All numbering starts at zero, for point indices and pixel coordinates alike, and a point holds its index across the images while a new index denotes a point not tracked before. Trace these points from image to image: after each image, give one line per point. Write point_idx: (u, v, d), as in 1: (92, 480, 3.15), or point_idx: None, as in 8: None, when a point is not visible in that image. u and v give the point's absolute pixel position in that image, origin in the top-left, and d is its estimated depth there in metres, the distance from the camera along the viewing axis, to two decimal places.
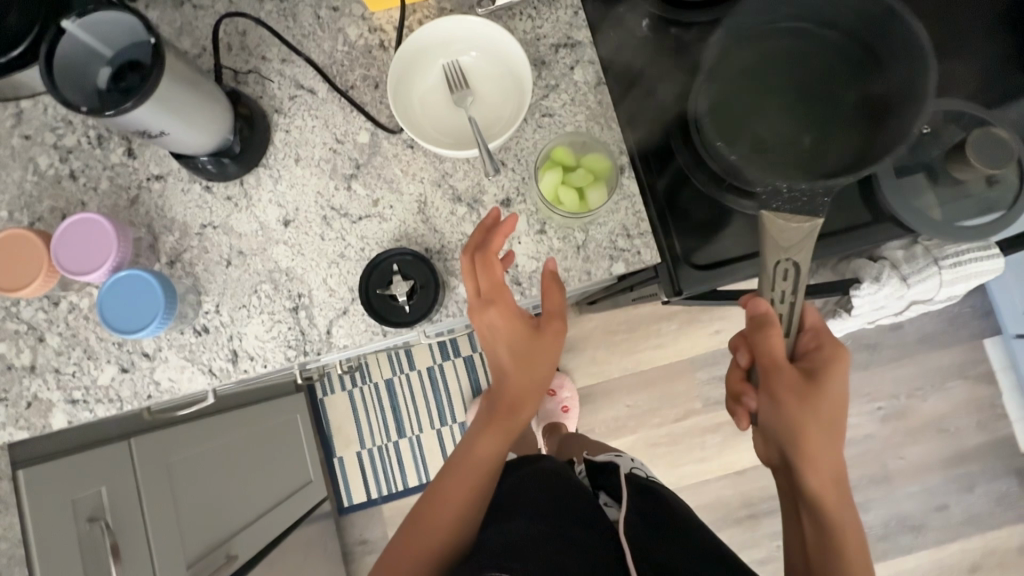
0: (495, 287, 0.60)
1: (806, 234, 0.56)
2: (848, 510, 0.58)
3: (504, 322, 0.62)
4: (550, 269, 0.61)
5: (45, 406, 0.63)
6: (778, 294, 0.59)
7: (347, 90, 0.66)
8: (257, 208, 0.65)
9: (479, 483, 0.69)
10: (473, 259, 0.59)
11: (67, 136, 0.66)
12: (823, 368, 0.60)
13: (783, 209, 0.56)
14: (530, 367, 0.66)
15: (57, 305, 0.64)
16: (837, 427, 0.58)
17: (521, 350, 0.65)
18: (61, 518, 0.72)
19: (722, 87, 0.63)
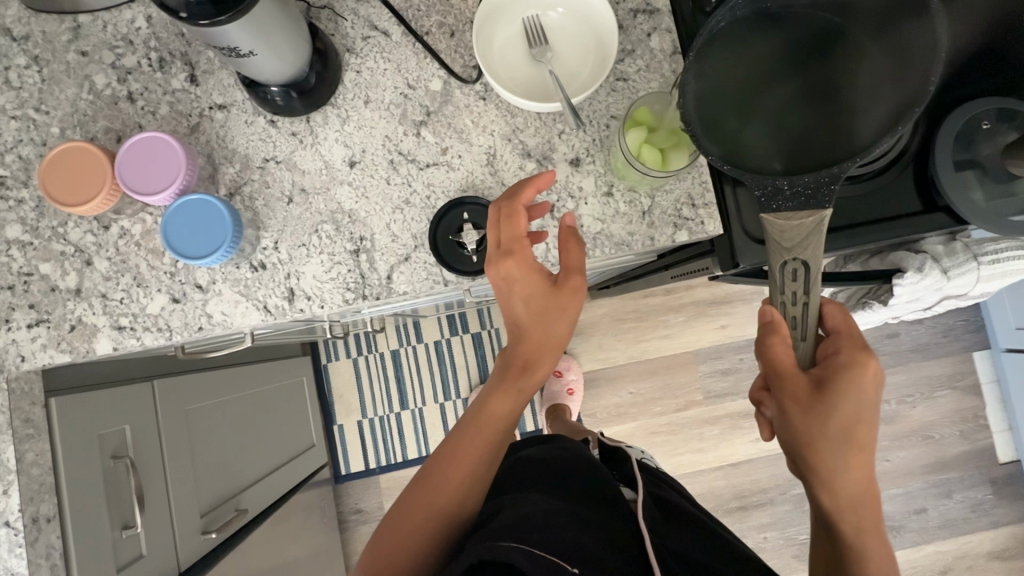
0: (517, 239, 0.57)
1: (810, 231, 0.53)
2: (867, 519, 0.55)
3: (526, 273, 0.58)
4: (568, 224, 0.59)
5: (90, 331, 0.61)
6: (788, 298, 0.56)
7: (422, 35, 0.65)
8: (322, 146, 0.64)
9: (486, 448, 0.64)
10: (502, 208, 0.58)
11: (127, 56, 0.64)
12: (841, 376, 0.55)
13: (786, 206, 0.54)
14: (551, 321, 0.60)
15: (108, 228, 0.62)
16: (850, 442, 0.54)
17: (543, 302, 0.59)
18: (89, 450, 0.70)
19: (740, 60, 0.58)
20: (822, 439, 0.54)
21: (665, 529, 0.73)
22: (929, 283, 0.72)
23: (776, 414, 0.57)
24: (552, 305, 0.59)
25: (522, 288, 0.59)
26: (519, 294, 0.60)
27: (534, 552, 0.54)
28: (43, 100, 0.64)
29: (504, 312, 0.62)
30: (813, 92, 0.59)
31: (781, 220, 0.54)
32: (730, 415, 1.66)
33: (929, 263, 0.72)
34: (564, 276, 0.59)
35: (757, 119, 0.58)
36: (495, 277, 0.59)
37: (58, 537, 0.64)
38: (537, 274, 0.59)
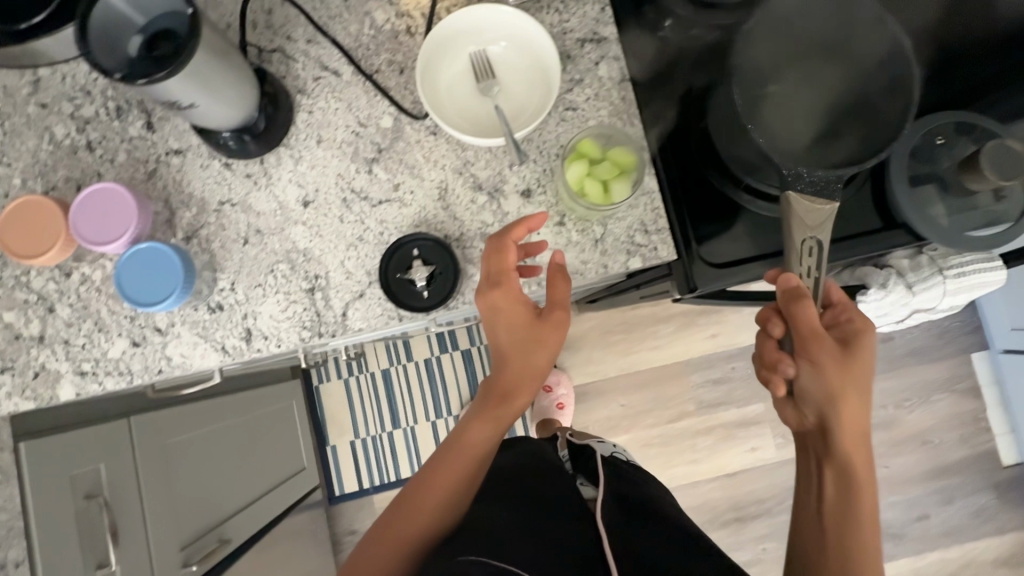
0: (506, 271, 0.61)
1: (828, 216, 0.57)
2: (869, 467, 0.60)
3: (508, 306, 0.61)
4: (556, 262, 0.62)
5: (53, 377, 0.62)
6: (804, 269, 0.59)
7: (372, 74, 0.66)
8: (276, 187, 0.65)
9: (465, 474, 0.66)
10: (498, 242, 0.60)
11: (85, 106, 0.66)
12: (859, 335, 0.60)
13: (805, 190, 0.57)
14: (529, 354, 0.63)
15: (69, 275, 0.63)
16: (865, 394, 0.59)
17: (523, 335, 0.63)
18: (60, 493, 0.71)
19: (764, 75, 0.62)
20: (852, 390, 0.59)
21: (629, 520, 0.74)
22: (893, 299, 0.72)
23: (803, 371, 0.60)
24: (533, 338, 0.62)
25: (502, 320, 0.62)
26: (501, 326, 0.63)
27: (489, 561, 0.59)
28: (5, 152, 0.65)
29: (489, 340, 0.66)
30: (826, 109, 0.62)
31: (807, 201, 0.57)
32: (723, 425, 1.65)
33: (893, 278, 0.71)
34: (548, 309, 0.62)
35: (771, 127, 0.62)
36: (483, 307, 0.61)
37: None
38: (523, 305, 0.62)
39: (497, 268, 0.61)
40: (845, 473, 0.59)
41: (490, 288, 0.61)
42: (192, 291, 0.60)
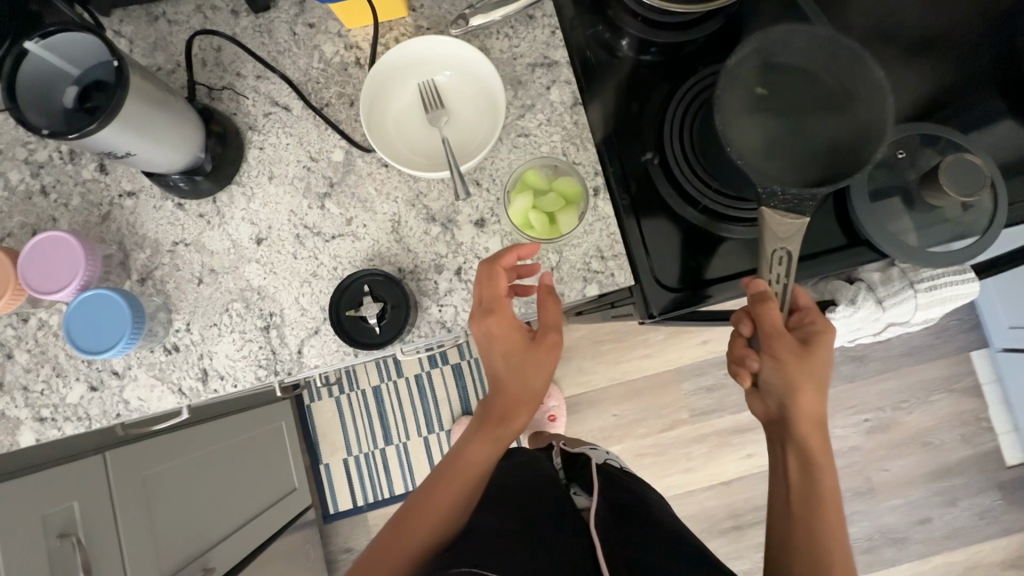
0: (500, 297, 0.60)
1: (798, 231, 0.55)
2: (831, 463, 0.58)
3: (502, 330, 0.60)
4: (546, 283, 0.61)
5: (13, 424, 0.63)
6: (774, 275, 0.58)
7: (322, 107, 0.66)
8: (230, 225, 0.65)
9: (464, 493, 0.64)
10: (490, 267, 0.59)
11: (39, 151, 0.66)
12: (823, 332, 0.59)
13: (778, 207, 0.54)
14: (529, 377, 0.62)
15: (26, 321, 0.64)
16: (824, 390, 0.58)
17: (520, 359, 0.62)
18: (31, 533, 0.71)
19: (734, 86, 0.58)
20: (813, 386, 0.57)
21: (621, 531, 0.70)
22: (864, 315, 0.70)
23: (767, 368, 0.58)
24: (528, 361, 0.61)
25: (496, 343, 0.61)
26: (497, 350, 0.62)
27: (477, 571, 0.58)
28: None
29: (484, 362, 0.65)
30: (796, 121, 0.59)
31: (778, 217, 0.55)
32: (718, 432, 1.63)
33: (863, 294, 0.70)
34: (543, 331, 0.61)
35: (743, 139, 0.58)
36: (476, 332, 0.61)
37: None
38: (518, 329, 0.61)
39: (489, 293, 0.60)
40: (808, 468, 0.58)
41: (484, 315, 0.60)
42: (144, 334, 0.60)
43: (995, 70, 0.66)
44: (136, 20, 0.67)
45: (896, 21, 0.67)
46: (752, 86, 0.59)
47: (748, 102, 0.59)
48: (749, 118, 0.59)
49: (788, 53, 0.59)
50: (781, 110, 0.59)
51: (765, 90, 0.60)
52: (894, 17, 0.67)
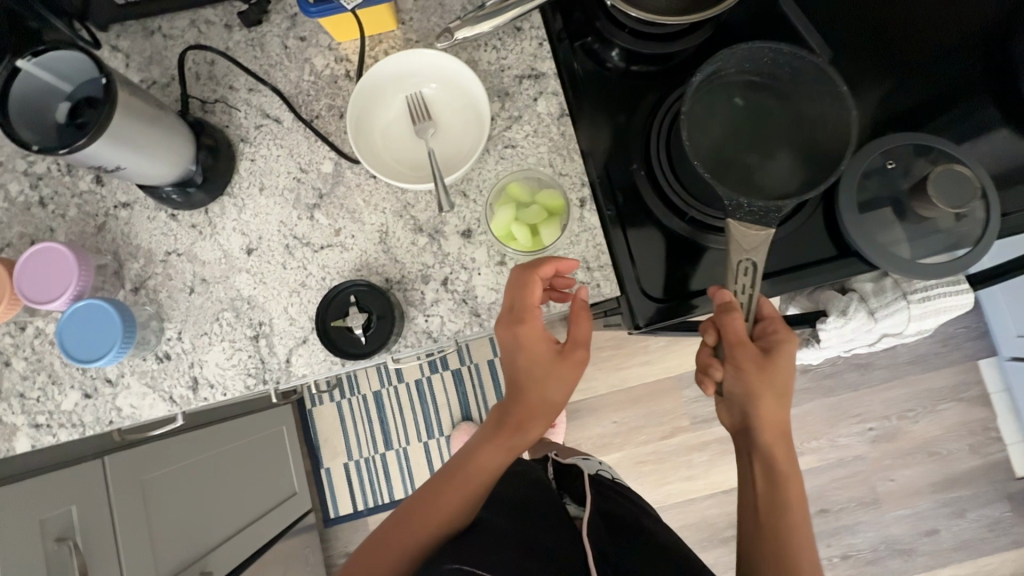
0: (530, 307, 0.60)
1: (764, 242, 0.55)
2: (796, 472, 0.58)
3: (531, 339, 0.61)
4: (581, 298, 0.60)
5: (9, 430, 0.64)
6: (737, 288, 0.57)
7: (313, 120, 0.67)
8: (221, 236, 0.66)
9: (471, 498, 0.64)
10: (523, 275, 0.59)
11: (38, 163, 0.68)
12: (786, 342, 0.58)
13: (745, 219, 0.54)
14: (549, 387, 0.62)
15: (23, 329, 0.65)
16: (786, 401, 0.58)
17: (544, 367, 0.61)
18: (30, 538, 0.73)
19: (701, 106, 0.60)
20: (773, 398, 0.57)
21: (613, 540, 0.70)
22: (855, 326, 0.69)
23: (729, 378, 0.58)
24: (554, 372, 0.61)
25: (518, 349, 0.61)
26: (519, 356, 0.62)
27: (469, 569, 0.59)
28: None
29: (505, 366, 0.64)
30: (770, 135, 0.60)
31: (743, 228, 0.54)
32: (719, 440, 1.61)
33: (854, 305, 0.69)
34: (572, 344, 0.61)
35: (718, 155, 0.59)
36: (505, 338, 0.61)
37: None
38: (547, 339, 0.61)
39: (521, 302, 0.60)
40: (774, 479, 0.57)
41: (514, 323, 0.60)
42: (135, 343, 0.61)
43: (987, 80, 0.65)
44: (132, 35, 0.69)
45: (886, 31, 0.67)
46: (723, 101, 0.60)
47: (721, 119, 0.60)
48: (722, 134, 0.60)
49: (757, 68, 0.60)
50: (754, 125, 0.60)
51: (739, 104, 0.60)
52: (884, 27, 0.67)
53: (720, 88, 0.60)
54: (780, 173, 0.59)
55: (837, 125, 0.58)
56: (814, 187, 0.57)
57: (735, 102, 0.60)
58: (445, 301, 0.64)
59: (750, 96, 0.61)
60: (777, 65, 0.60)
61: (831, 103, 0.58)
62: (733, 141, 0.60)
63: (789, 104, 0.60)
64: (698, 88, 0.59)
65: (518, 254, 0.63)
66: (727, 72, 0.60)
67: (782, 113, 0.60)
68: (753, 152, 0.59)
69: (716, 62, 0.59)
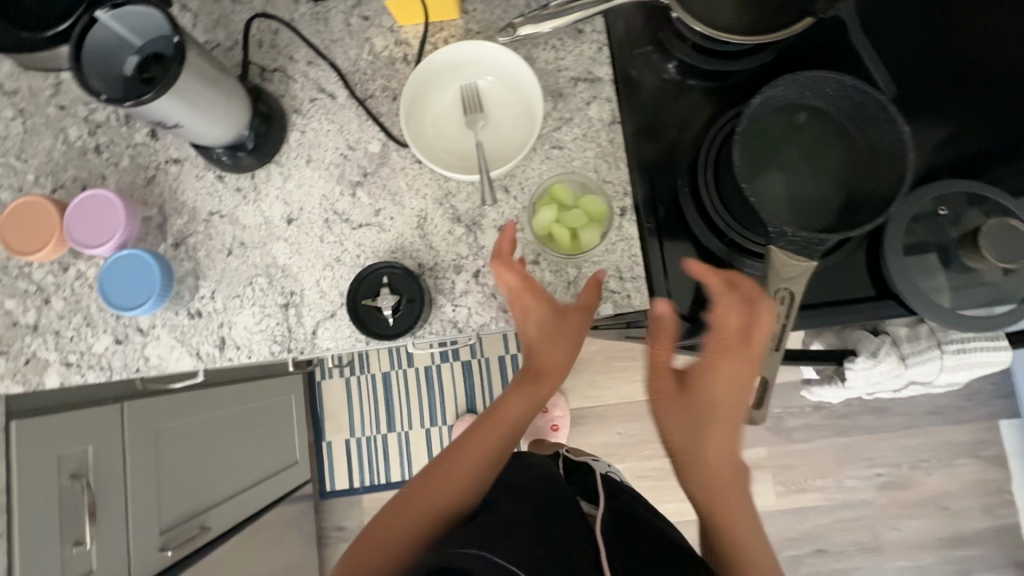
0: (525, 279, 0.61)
1: (804, 273, 0.53)
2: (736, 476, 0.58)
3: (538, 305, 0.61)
4: (594, 278, 0.61)
5: (41, 365, 0.66)
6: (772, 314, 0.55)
7: (366, 99, 0.68)
8: (264, 202, 0.67)
9: (493, 451, 0.64)
10: (507, 258, 0.61)
11: (99, 111, 0.70)
12: (731, 345, 0.56)
13: (787, 248, 0.53)
14: (559, 342, 0.63)
15: (66, 270, 0.67)
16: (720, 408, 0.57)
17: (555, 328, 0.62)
18: (48, 473, 0.75)
19: (753, 129, 0.59)
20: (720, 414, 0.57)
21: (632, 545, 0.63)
22: (884, 370, 0.68)
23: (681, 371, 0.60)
24: (564, 327, 0.62)
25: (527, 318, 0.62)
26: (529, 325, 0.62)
27: (497, 562, 0.52)
28: (23, 149, 0.70)
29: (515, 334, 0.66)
30: (816, 167, 0.59)
31: (785, 257, 0.53)
32: None
33: (886, 348, 0.67)
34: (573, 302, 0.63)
35: (762, 181, 0.59)
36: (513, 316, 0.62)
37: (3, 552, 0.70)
38: (549, 303, 0.62)
39: (514, 278, 0.60)
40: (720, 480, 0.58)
41: (516, 300, 0.61)
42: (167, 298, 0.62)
43: None
44: None
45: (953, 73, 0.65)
46: (776, 127, 0.60)
47: (770, 146, 0.59)
48: (769, 160, 0.59)
49: (815, 96, 0.59)
50: (803, 155, 0.60)
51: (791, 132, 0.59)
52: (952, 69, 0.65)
53: (774, 115, 0.60)
54: (821, 207, 0.58)
55: (888, 167, 0.56)
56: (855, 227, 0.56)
57: (786, 131, 0.60)
58: (473, 293, 0.64)
59: (804, 125, 0.60)
60: (837, 98, 0.58)
61: (887, 144, 0.56)
62: (783, 170, 0.59)
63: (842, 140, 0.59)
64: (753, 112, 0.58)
65: (557, 254, 0.64)
66: (785, 98, 0.59)
67: (833, 148, 0.59)
68: (797, 182, 0.59)
69: (776, 86, 0.57)
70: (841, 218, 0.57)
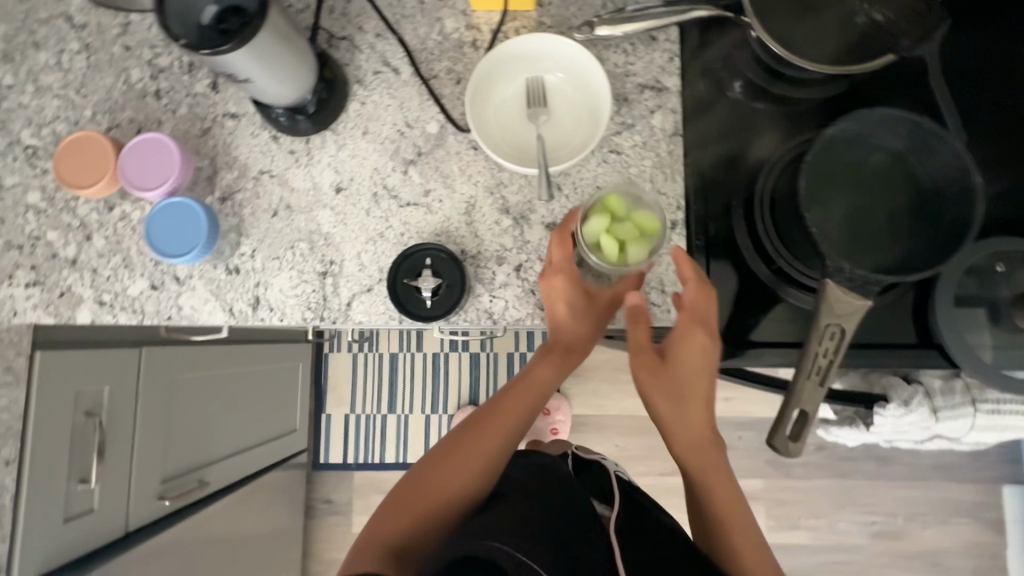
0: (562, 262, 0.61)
1: (856, 313, 0.51)
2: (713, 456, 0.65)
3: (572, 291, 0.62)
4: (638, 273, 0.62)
5: (75, 300, 0.66)
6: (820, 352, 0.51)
7: (430, 78, 0.67)
8: (315, 168, 0.67)
9: (514, 421, 0.65)
10: (562, 236, 0.61)
11: (163, 56, 0.70)
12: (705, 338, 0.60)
13: (843, 284, 0.51)
14: (585, 322, 0.65)
15: (112, 209, 0.67)
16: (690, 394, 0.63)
17: (585, 314, 0.65)
18: (64, 409, 0.75)
19: (821, 159, 0.58)
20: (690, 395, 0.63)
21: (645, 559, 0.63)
22: (914, 420, 0.67)
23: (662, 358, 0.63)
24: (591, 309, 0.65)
25: (563, 303, 0.62)
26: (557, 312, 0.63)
27: (520, 558, 0.52)
28: (84, 84, 0.70)
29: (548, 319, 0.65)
30: (879, 206, 0.58)
31: (840, 292, 0.50)
32: None
33: (918, 398, 0.67)
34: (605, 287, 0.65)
35: (823, 212, 0.58)
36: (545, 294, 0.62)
37: (13, 479, 0.70)
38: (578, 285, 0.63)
39: (562, 258, 0.61)
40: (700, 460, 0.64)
41: (551, 276, 0.61)
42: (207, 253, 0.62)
43: None
44: None
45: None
46: (845, 161, 0.59)
47: (837, 177, 0.59)
48: (833, 192, 0.58)
49: (889, 136, 0.58)
50: (867, 193, 0.59)
51: (860, 167, 0.59)
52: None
53: (845, 147, 0.59)
54: (878, 247, 0.57)
55: (956, 216, 0.55)
56: (911, 272, 0.55)
57: (856, 165, 0.59)
58: (512, 287, 0.64)
59: (874, 163, 0.59)
60: (913, 139, 0.57)
61: (954, 193, 0.55)
62: (846, 205, 0.58)
63: (910, 182, 0.58)
64: (823, 143, 0.58)
65: (602, 264, 0.60)
66: (858, 133, 0.58)
67: (899, 189, 0.58)
68: (858, 218, 0.58)
69: (850, 119, 0.57)
70: (898, 261, 0.56)
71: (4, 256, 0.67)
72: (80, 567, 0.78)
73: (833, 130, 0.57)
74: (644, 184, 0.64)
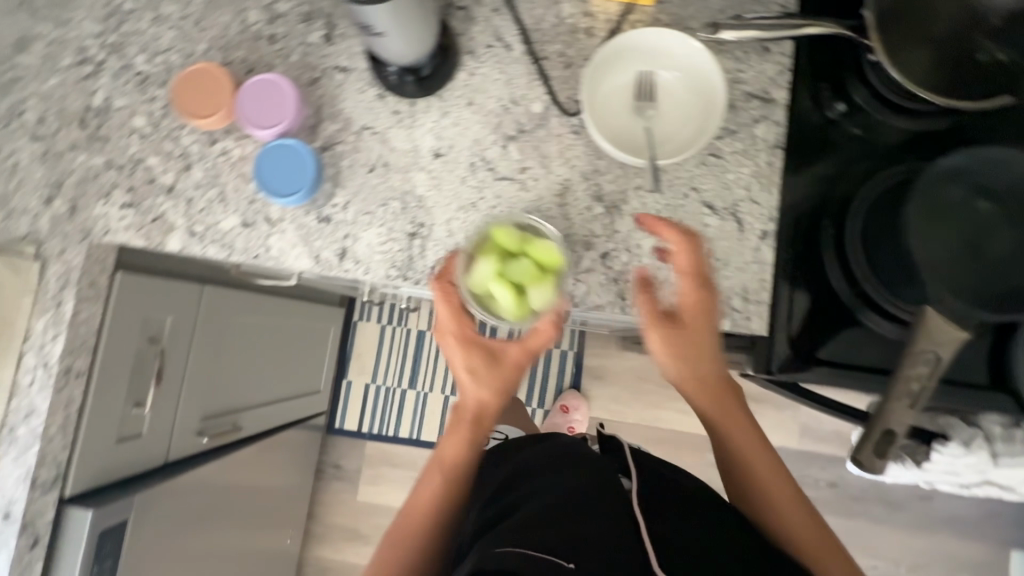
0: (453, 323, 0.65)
1: (954, 343, 0.51)
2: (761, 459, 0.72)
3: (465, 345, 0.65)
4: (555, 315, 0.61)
5: (168, 227, 0.68)
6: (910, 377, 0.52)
7: (541, 59, 0.68)
8: (417, 131, 0.68)
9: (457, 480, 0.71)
10: (445, 284, 0.63)
11: (282, 3, 0.71)
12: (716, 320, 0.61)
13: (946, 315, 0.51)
14: (486, 389, 0.66)
15: (213, 144, 0.69)
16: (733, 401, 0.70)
17: (484, 374, 0.66)
18: (131, 331, 0.77)
19: (937, 188, 0.57)
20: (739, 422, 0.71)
21: (675, 528, 0.67)
22: (971, 461, 0.68)
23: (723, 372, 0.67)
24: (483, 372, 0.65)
25: (465, 369, 0.65)
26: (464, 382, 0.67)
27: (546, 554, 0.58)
28: (202, 19, 0.71)
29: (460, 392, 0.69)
30: (989, 242, 0.57)
31: (942, 323, 0.50)
32: None
33: (979, 441, 0.68)
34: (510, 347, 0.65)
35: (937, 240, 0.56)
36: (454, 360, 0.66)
37: (79, 392, 0.70)
38: (473, 350, 0.65)
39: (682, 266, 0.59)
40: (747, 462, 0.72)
41: (442, 336, 0.66)
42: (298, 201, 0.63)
43: None
44: None
45: None
46: (958, 193, 0.58)
47: (952, 208, 0.57)
48: (949, 222, 0.57)
49: (1002, 175, 0.58)
50: (977, 228, 0.58)
51: (972, 202, 0.58)
52: None
53: (960, 179, 0.58)
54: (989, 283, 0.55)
55: None
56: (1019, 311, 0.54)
57: (969, 199, 0.58)
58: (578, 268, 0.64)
59: (983, 202, 0.58)
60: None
61: None
62: (960, 237, 0.56)
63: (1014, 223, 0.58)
64: (940, 173, 0.57)
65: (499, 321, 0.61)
66: (974, 167, 0.58)
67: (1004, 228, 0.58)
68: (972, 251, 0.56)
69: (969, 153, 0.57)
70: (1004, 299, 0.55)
71: (104, 175, 0.69)
72: (125, 488, 0.79)
73: (943, 166, 0.57)
74: (739, 191, 0.65)
